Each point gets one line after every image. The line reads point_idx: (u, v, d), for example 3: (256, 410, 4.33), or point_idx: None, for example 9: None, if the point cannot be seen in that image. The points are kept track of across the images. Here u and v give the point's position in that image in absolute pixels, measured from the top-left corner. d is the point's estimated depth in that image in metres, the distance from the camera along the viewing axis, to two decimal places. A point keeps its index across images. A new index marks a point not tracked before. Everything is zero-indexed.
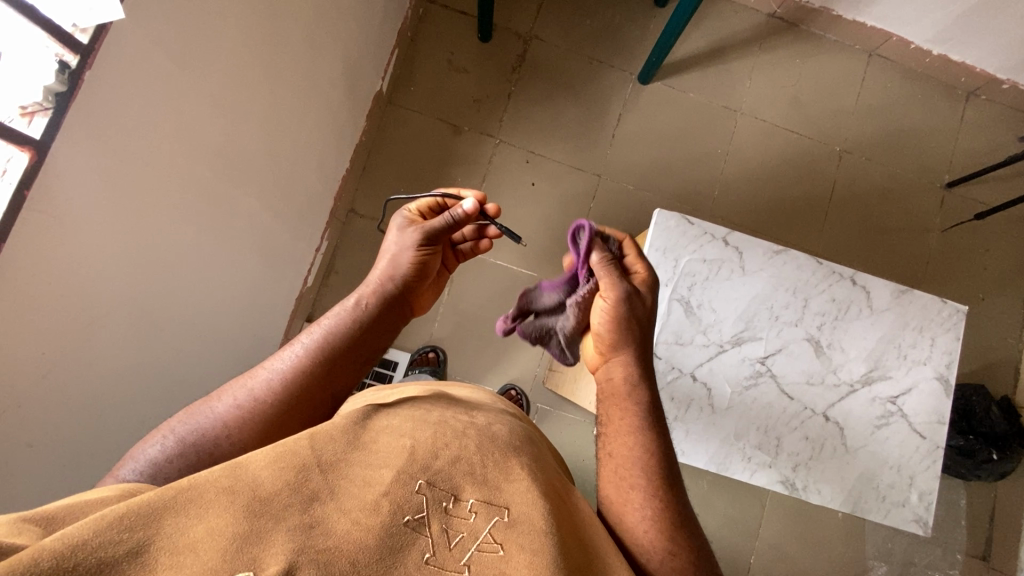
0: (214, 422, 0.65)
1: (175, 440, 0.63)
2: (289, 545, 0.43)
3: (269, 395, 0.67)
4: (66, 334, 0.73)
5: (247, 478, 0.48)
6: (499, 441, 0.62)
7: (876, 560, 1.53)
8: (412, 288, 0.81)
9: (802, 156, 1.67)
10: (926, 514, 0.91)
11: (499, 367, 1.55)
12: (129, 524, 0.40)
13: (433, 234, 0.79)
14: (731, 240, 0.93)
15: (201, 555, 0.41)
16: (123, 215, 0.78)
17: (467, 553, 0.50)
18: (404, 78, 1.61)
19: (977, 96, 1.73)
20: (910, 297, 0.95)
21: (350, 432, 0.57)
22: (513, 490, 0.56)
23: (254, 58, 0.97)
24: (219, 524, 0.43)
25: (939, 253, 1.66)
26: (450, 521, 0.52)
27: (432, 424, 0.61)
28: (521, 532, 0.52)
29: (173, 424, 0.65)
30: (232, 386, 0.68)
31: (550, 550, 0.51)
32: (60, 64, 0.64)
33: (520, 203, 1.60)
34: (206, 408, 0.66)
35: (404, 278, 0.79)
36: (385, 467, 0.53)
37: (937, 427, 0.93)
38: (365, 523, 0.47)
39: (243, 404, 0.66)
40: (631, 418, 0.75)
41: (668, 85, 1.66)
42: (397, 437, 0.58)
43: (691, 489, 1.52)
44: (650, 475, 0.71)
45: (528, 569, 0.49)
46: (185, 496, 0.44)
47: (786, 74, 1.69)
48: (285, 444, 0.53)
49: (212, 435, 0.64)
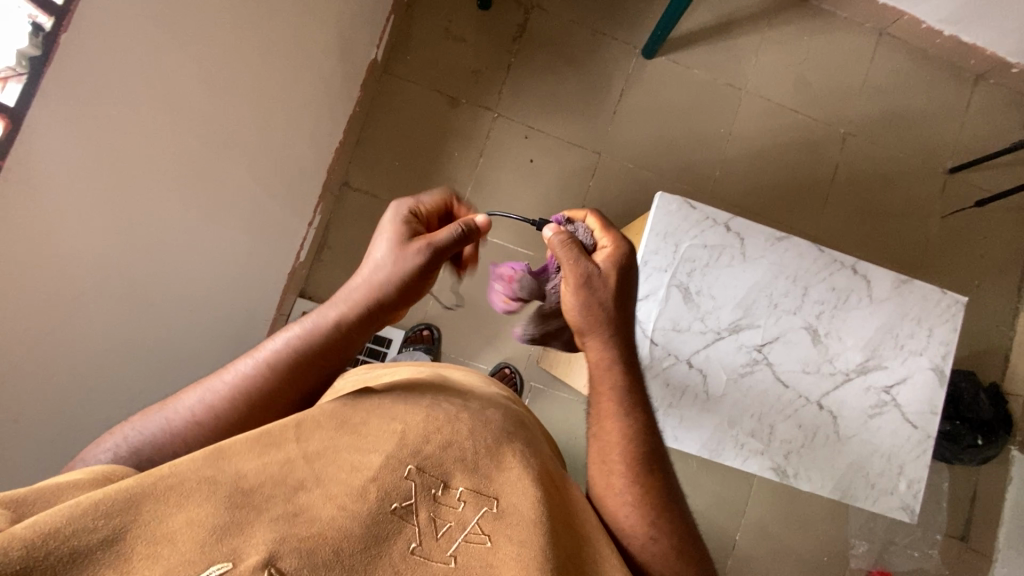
0: (173, 428, 0.61)
1: (128, 448, 0.59)
2: (271, 535, 0.43)
3: (233, 406, 0.63)
4: (49, 309, 0.72)
5: (231, 467, 0.47)
6: (493, 425, 0.61)
7: (857, 538, 1.57)
8: (395, 306, 0.72)
9: (806, 138, 1.64)
10: (913, 502, 0.92)
11: (494, 346, 1.54)
12: (106, 511, 0.40)
13: (437, 250, 0.71)
14: (733, 225, 0.92)
15: (179, 544, 0.40)
16: (106, 187, 0.75)
17: (454, 543, 0.50)
18: (399, 46, 1.55)
19: (985, 79, 1.70)
20: (911, 287, 0.95)
21: (340, 417, 0.57)
22: (504, 479, 0.56)
23: (243, 21, 0.93)
24: (199, 513, 0.43)
25: (938, 239, 1.65)
26: (439, 509, 0.51)
27: (425, 407, 0.60)
28: (510, 524, 0.52)
29: (126, 429, 0.61)
30: (204, 379, 0.65)
31: (538, 542, 0.52)
32: (33, 27, 0.62)
33: (519, 180, 1.57)
34: (164, 411, 0.62)
35: (387, 296, 0.70)
36: (374, 452, 0.53)
37: (930, 417, 0.93)
38: (350, 510, 0.47)
39: (208, 399, 0.63)
40: (616, 399, 0.72)
41: (673, 60, 1.61)
42: (388, 420, 0.57)
43: (680, 469, 1.53)
44: (632, 458, 0.69)
45: (515, 564, 0.49)
46: (167, 482, 0.44)
47: (793, 51, 1.65)
48: (270, 432, 0.52)
49: (170, 444, 0.60)
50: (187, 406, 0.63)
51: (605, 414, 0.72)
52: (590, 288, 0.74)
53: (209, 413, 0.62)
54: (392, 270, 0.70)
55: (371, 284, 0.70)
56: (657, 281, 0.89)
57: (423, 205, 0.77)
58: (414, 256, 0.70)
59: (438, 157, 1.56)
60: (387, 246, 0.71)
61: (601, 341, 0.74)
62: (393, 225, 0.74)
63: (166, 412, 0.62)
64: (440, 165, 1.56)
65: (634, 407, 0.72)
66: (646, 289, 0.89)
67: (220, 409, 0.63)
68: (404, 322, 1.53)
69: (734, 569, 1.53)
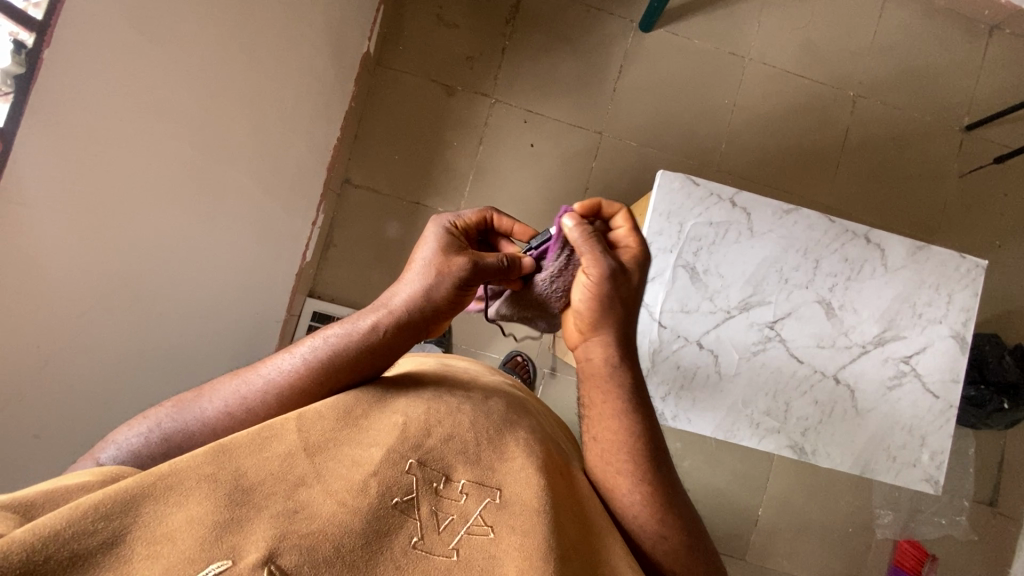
0: (202, 420, 0.62)
1: (160, 435, 0.61)
2: (271, 532, 0.42)
3: (259, 406, 0.62)
4: (51, 325, 0.73)
5: (232, 463, 0.47)
6: (496, 416, 0.61)
7: (883, 508, 1.55)
8: (434, 317, 0.69)
9: (814, 102, 1.59)
10: (937, 473, 0.91)
11: (505, 334, 1.54)
12: (105, 512, 0.39)
13: (482, 265, 0.69)
14: (738, 200, 0.89)
15: (179, 544, 0.40)
16: (100, 203, 0.76)
17: (456, 536, 0.49)
18: (391, 36, 1.53)
19: (1000, 30, 1.63)
20: (928, 254, 0.92)
21: (342, 408, 0.56)
22: (506, 468, 0.55)
23: (230, 23, 0.92)
24: (199, 513, 0.42)
25: (956, 200, 1.60)
26: (440, 502, 0.50)
27: (426, 401, 0.59)
28: (513, 514, 0.51)
29: (160, 414, 0.62)
30: (224, 384, 0.64)
31: (542, 530, 0.50)
32: (15, 44, 0.65)
33: (521, 166, 1.55)
34: (195, 404, 0.63)
35: (428, 306, 0.67)
36: (375, 446, 0.52)
37: (951, 385, 0.91)
38: (351, 505, 0.46)
39: (231, 406, 0.62)
40: (616, 401, 0.68)
41: (671, 32, 1.57)
42: (389, 414, 0.57)
43: (700, 447, 1.53)
44: (630, 461, 0.66)
45: (519, 554, 0.48)
46: (166, 482, 0.43)
47: (797, 14, 1.59)
48: (269, 427, 0.52)
49: (201, 435, 0.61)
50: (221, 400, 0.63)
51: (606, 414, 0.68)
52: (614, 284, 0.67)
53: (236, 410, 0.62)
54: (434, 280, 0.67)
55: (410, 295, 0.67)
56: (663, 263, 0.88)
57: (463, 221, 0.75)
58: (457, 269, 0.67)
59: (437, 147, 1.55)
60: (433, 257, 0.68)
61: (607, 340, 0.68)
62: (439, 235, 0.71)
63: (199, 404, 0.63)
64: (441, 156, 1.55)
65: (636, 409, 0.68)
66: (651, 271, 0.87)
67: (245, 409, 0.62)
68: None
69: (757, 544, 1.53)
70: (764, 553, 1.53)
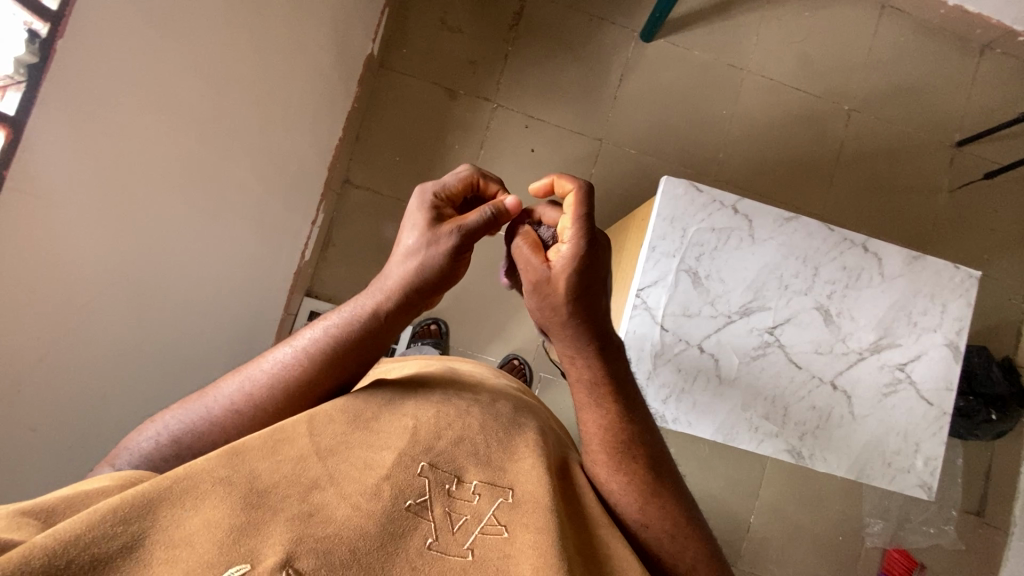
0: (210, 419, 0.61)
1: (168, 438, 0.59)
2: (288, 535, 0.42)
3: (265, 398, 0.61)
4: (54, 317, 0.73)
5: (245, 466, 0.46)
6: (504, 418, 0.58)
7: (872, 517, 1.57)
8: (430, 296, 0.66)
9: (810, 116, 1.61)
10: (931, 479, 0.92)
11: (502, 338, 1.54)
12: (124, 516, 0.40)
13: (471, 234, 0.64)
14: (740, 207, 0.91)
15: (198, 548, 0.40)
16: (106, 197, 0.76)
17: (470, 536, 0.48)
18: (395, 39, 1.54)
19: (991, 50, 1.67)
20: (923, 263, 0.94)
21: (351, 411, 0.54)
22: (517, 468, 0.53)
23: (239, 21, 0.92)
24: (216, 517, 0.42)
25: (946, 214, 1.63)
26: (453, 503, 0.49)
27: (435, 402, 0.57)
28: (526, 512, 0.50)
29: (167, 417, 0.61)
30: (228, 381, 0.63)
31: (554, 526, 0.49)
32: (29, 33, 0.63)
33: (520, 171, 1.56)
34: (201, 402, 0.62)
35: (426, 285, 0.65)
36: (386, 450, 0.51)
37: (945, 393, 0.93)
38: (365, 508, 0.46)
39: (237, 400, 0.61)
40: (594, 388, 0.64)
41: (672, 42, 1.59)
42: (398, 417, 0.54)
43: (693, 453, 1.54)
44: (617, 447, 0.62)
45: (533, 551, 0.47)
46: (182, 485, 0.43)
47: (795, 29, 1.62)
48: (283, 428, 0.51)
49: (209, 436, 0.60)
50: (226, 397, 0.62)
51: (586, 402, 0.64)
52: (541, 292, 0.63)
53: (242, 405, 0.61)
54: (427, 257, 0.64)
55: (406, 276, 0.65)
56: (666, 267, 0.89)
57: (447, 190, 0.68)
58: (444, 239, 0.64)
59: (438, 150, 1.55)
60: (419, 231, 0.65)
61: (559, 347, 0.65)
62: (421, 209, 0.67)
63: (204, 403, 0.62)
64: (441, 159, 1.55)
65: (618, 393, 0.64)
66: (654, 275, 0.88)
67: (252, 404, 0.61)
68: (411, 318, 1.54)
69: (748, 551, 1.53)
70: (755, 561, 1.54)
